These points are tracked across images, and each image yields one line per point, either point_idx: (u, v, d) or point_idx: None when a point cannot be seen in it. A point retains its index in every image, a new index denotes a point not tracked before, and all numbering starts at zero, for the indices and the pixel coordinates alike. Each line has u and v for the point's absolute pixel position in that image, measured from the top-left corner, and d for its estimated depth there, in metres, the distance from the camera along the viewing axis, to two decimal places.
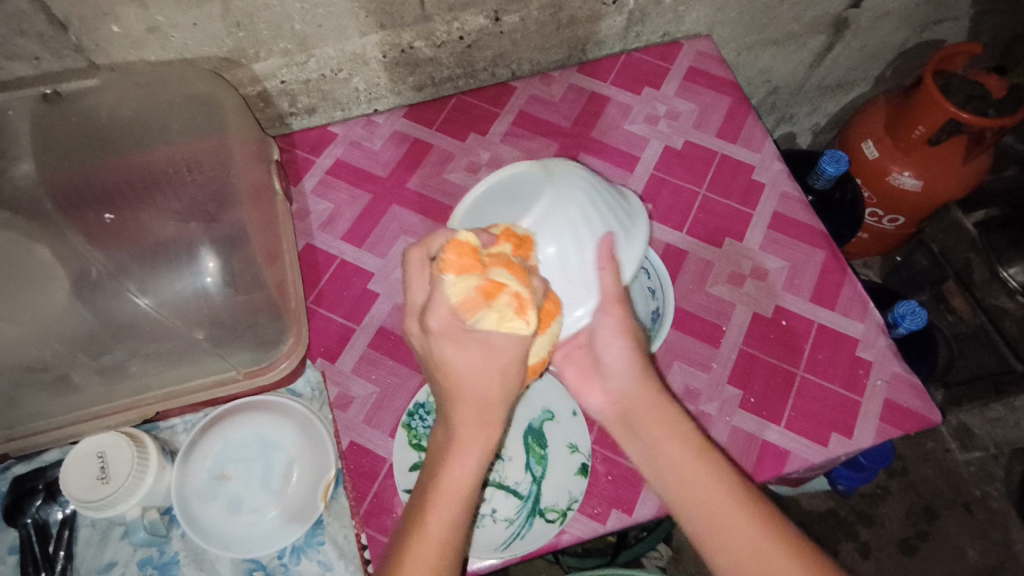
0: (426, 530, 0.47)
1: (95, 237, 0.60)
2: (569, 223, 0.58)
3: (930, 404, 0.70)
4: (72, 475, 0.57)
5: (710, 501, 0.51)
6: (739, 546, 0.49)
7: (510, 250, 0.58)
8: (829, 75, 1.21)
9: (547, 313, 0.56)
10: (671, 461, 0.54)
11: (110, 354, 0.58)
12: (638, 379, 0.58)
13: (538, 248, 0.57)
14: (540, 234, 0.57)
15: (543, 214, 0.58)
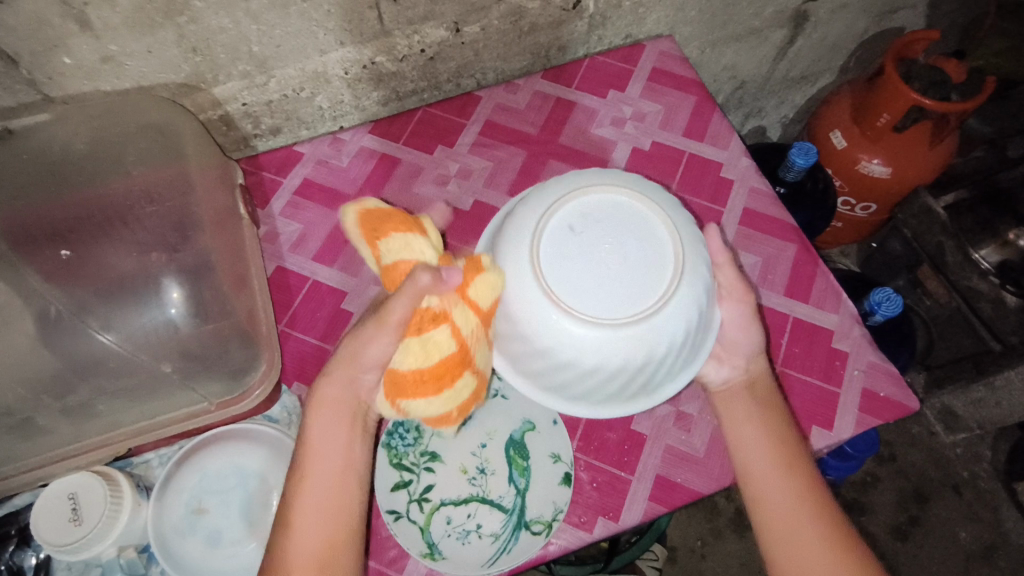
0: (304, 494, 0.52)
1: (54, 276, 0.60)
2: (684, 314, 0.54)
3: (907, 391, 0.70)
4: (42, 518, 0.56)
5: (788, 491, 0.56)
6: (801, 534, 0.54)
7: (661, 322, 0.53)
8: (794, 68, 1.22)
9: (432, 315, 0.53)
10: (755, 442, 0.59)
11: (73, 394, 0.57)
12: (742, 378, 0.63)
13: (666, 335, 0.54)
14: (689, 294, 0.54)
15: (688, 271, 0.54)
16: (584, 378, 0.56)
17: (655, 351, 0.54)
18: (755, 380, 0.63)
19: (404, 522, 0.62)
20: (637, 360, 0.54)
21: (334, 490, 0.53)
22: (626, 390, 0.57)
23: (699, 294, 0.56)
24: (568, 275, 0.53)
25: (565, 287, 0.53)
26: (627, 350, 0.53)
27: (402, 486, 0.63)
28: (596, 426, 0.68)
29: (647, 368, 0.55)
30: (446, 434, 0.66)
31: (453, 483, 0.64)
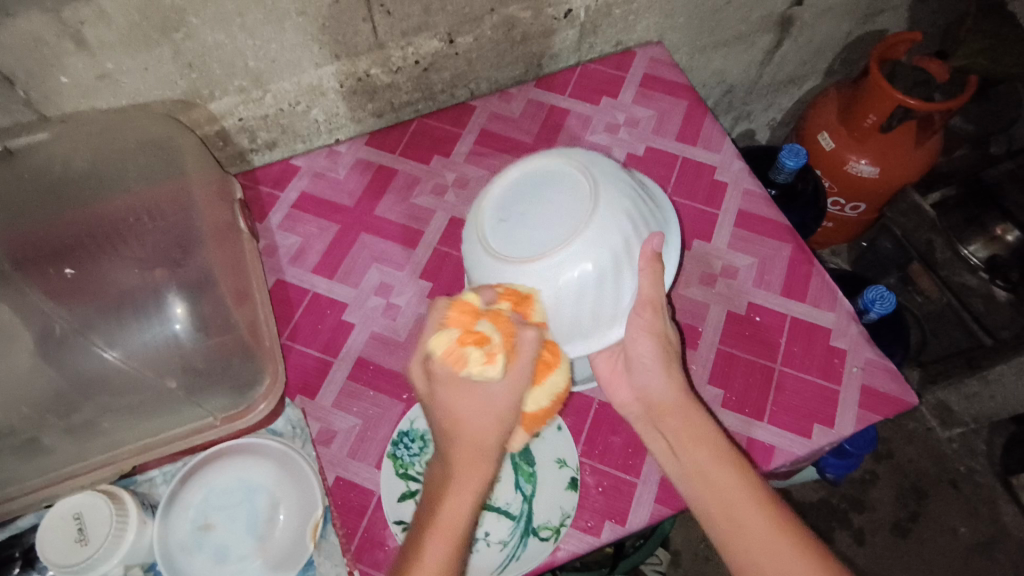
0: (438, 521, 0.49)
1: (55, 294, 0.58)
2: (618, 202, 0.60)
3: (905, 387, 0.71)
4: (48, 538, 0.56)
5: (737, 509, 0.51)
6: (762, 555, 0.49)
7: (599, 236, 0.58)
8: (781, 72, 1.24)
9: (546, 366, 0.56)
10: (694, 458, 0.54)
11: (78, 413, 0.56)
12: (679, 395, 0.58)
13: (615, 224, 0.59)
14: (618, 205, 0.60)
15: (606, 186, 0.60)
16: (588, 304, 0.59)
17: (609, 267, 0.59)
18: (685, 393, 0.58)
19: None
20: (596, 272, 0.58)
21: (459, 527, 0.49)
22: (599, 317, 0.61)
23: (632, 204, 0.61)
24: (512, 242, 0.60)
25: (507, 242, 0.60)
26: (583, 271, 0.58)
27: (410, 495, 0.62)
28: (600, 430, 0.68)
29: (615, 286, 0.60)
30: None
31: None
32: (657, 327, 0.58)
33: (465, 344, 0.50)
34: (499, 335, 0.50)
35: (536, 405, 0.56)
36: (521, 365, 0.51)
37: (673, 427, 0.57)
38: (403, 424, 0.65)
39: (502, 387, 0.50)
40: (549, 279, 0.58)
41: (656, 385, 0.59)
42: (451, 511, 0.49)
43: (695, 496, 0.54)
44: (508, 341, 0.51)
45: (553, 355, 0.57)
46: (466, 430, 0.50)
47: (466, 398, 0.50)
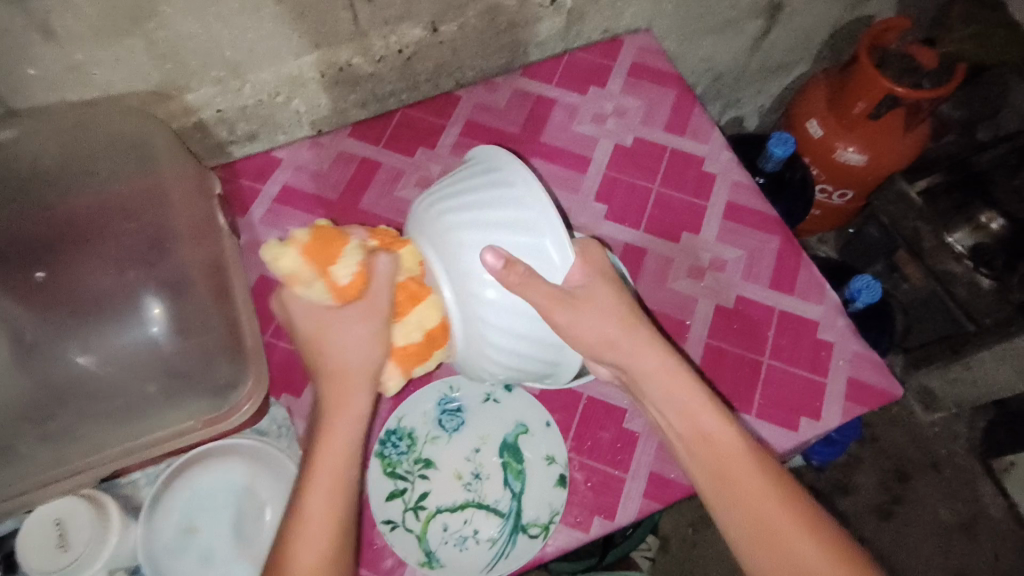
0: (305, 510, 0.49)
1: (27, 299, 0.57)
2: (449, 242, 0.52)
3: (890, 379, 0.72)
4: (28, 544, 0.54)
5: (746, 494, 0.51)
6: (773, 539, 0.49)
7: (460, 290, 0.52)
8: (770, 58, 1.23)
9: (409, 295, 0.53)
10: (727, 463, 0.52)
11: (56, 420, 0.55)
12: (680, 394, 0.54)
13: (462, 273, 0.52)
14: (450, 243, 0.52)
15: (430, 235, 0.54)
16: (520, 345, 0.54)
17: (500, 296, 0.51)
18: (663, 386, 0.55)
19: (401, 530, 0.62)
20: (497, 323, 0.52)
21: (342, 473, 0.50)
22: (541, 346, 0.54)
23: (464, 222, 0.52)
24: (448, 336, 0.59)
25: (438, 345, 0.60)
26: (483, 318, 0.52)
27: (397, 494, 0.63)
28: (589, 425, 0.68)
29: (520, 304, 0.51)
30: (439, 440, 0.66)
31: (449, 489, 0.64)
32: (608, 334, 0.53)
33: (337, 254, 0.51)
34: (351, 269, 0.51)
35: (406, 338, 0.54)
36: (364, 304, 0.52)
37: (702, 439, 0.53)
38: (391, 423, 0.66)
39: (344, 317, 0.51)
40: (468, 340, 0.54)
41: (659, 392, 0.55)
42: (340, 445, 0.51)
43: (738, 526, 0.50)
44: (363, 267, 0.52)
45: (422, 288, 0.53)
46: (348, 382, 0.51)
47: (337, 325, 0.52)
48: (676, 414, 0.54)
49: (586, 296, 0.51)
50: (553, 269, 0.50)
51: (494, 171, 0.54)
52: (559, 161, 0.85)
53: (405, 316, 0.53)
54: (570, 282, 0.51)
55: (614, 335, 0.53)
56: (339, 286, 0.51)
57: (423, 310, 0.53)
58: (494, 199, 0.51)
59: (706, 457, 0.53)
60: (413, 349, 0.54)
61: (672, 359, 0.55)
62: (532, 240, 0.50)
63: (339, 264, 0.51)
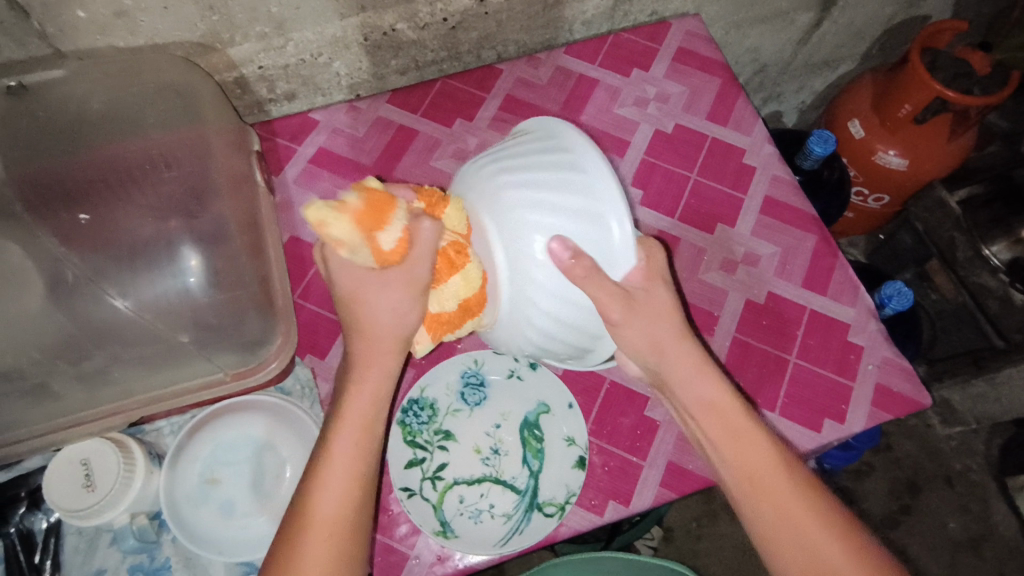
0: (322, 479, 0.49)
1: (70, 240, 0.57)
2: (507, 216, 0.48)
3: (919, 387, 0.70)
4: (55, 481, 0.56)
5: (776, 497, 0.50)
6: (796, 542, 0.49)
7: (515, 269, 0.49)
8: (816, 53, 1.20)
9: (449, 265, 0.49)
10: (753, 462, 0.51)
11: (90, 360, 0.55)
12: (711, 392, 0.54)
13: (519, 250, 0.48)
14: (510, 218, 0.48)
15: (484, 204, 0.50)
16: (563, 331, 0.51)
17: (552, 281, 0.48)
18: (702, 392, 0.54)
19: (417, 498, 0.62)
20: (547, 306, 0.50)
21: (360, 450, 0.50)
22: (581, 334, 0.52)
23: (527, 199, 0.48)
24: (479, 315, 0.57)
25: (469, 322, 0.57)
26: (533, 299, 0.49)
27: (416, 463, 0.64)
28: (610, 411, 0.68)
29: (575, 293, 0.49)
30: (460, 413, 0.66)
31: (467, 462, 0.64)
32: (658, 336, 0.53)
33: (386, 219, 0.47)
34: (395, 237, 0.48)
35: (439, 305, 0.51)
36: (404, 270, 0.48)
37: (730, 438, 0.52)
38: (414, 392, 0.66)
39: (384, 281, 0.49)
40: (507, 316, 0.51)
41: (686, 390, 0.54)
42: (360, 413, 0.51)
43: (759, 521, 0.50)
44: (408, 230, 0.48)
45: (461, 256, 0.49)
46: (367, 327, 0.50)
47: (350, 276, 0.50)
48: (704, 411, 0.53)
49: (644, 300, 0.51)
50: (614, 263, 0.48)
51: (562, 148, 0.50)
52: (598, 142, 0.83)
53: (444, 283, 0.50)
54: (628, 279, 0.50)
55: (661, 338, 0.53)
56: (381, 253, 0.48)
57: (462, 278, 0.49)
58: (557, 186, 0.47)
59: (732, 456, 0.52)
60: (453, 312, 0.52)
61: (702, 356, 0.55)
62: (596, 236, 0.47)
63: (385, 229, 0.47)
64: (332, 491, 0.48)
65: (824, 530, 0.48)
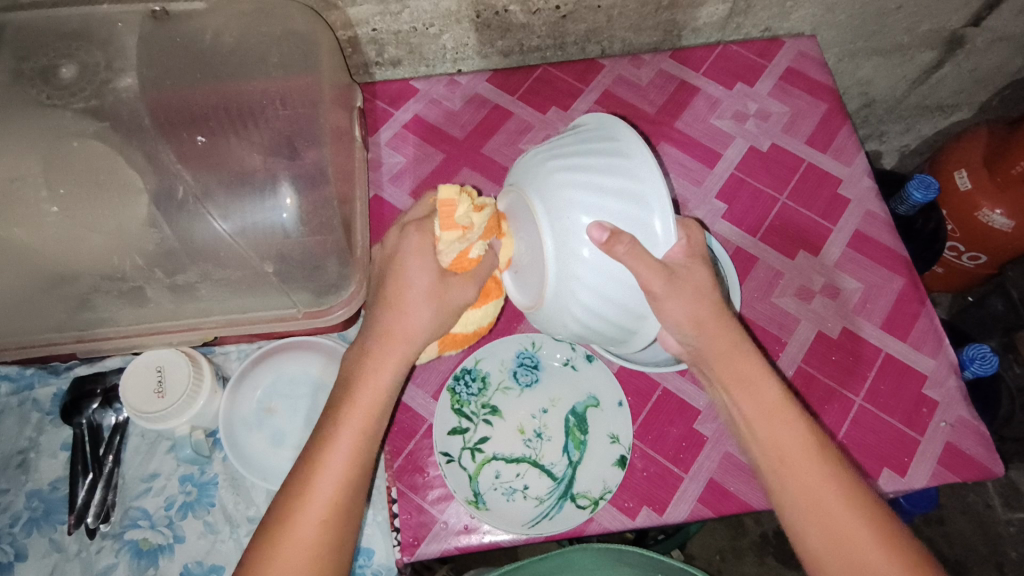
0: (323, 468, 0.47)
1: (186, 159, 0.59)
2: (557, 196, 0.49)
3: (994, 455, 0.66)
4: (130, 383, 0.59)
5: (794, 469, 0.49)
6: (820, 517, 0.48)
7: (561, 248, 0.48)
8: (931, 95, 1.15)
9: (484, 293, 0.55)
10: (782, 442, 0.50)
11: (183, 274, 0.57)
12: (748, 372, 0.52)
13: (567, 225, 0.48)
14: (559, 197, 0.48)
15: (538, 189, 0.50)
16: (607, 311, 0.50)
17: (597, 258, 0.47)
18: (746, 380, 0.52)
19: (455, 465, 0.63)
20: (592, 284, 0.48)
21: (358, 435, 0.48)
22: (623, 313, 0.50)
23: (576, 179, 0.48)
24: (525, 290, 0.54)
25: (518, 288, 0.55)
26: (577, 275, 0.48)
27: (458, 432, 0.64)
28: (658, 417, 0.67)
29: (618, 269, 0.47)
30: (510, 392, 0.67)
31: (509, 440, 0.64)
32: (701, 312, 0.50)
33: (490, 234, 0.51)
34: (485, 251, 0.51)
35: (463, 326, 0.55)
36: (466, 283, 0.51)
37: (751, 409, 0.51)
38: (468, 362, 0.67)
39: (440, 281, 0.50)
40: (556, 293, 0.50)
41: (719, 365, 0.52)
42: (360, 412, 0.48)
43: (787, 493, 0.49)
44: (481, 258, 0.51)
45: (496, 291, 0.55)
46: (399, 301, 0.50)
47: (414, 263, 0.50)
48: (738, 388, 0.52)
49: (689, 273, 0.49)
50: (657, 237, 0.47)
51: (607, 139, 0.50)
52: (688, 150, 0.82)
53: (473, 308, 0.54)
54: (671, 257, 0.47)
55: (706, 319, 0.51)
56: (465, 257, 0.50)
57: (487, 309, 0.55)
58: (598, 170, 0.48)
59: (765, 435, 0.51)
60: (464, 336, 0.56)
61: (746, 344, 0.52)
62: (638, 210, 0.47)
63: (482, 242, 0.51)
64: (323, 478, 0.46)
65: (848, 510, 0.48)
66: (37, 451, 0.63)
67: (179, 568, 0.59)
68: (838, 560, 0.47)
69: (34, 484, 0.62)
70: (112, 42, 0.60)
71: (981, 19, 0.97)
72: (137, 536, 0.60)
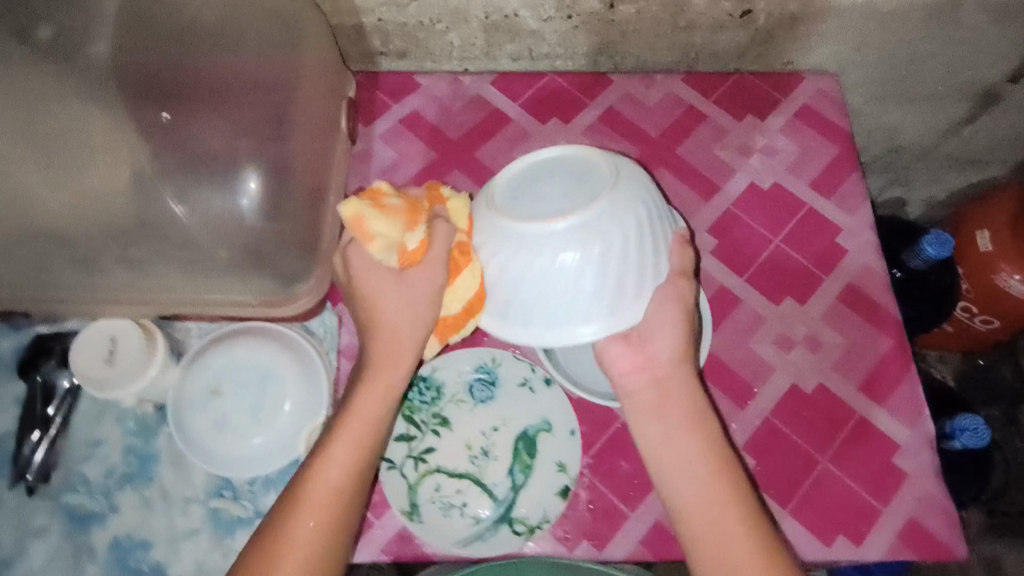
0: (319, 473, 0.49)
1: (150, 133, 0.58)
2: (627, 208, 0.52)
3: (957, 537, 0.63)
4: (82, 348, 0.60)
5: (698, 489, 0.51)
6: (723, 546, 0.49)
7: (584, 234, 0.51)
8: (963, 148, 1.10)
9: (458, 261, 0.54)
10: (681, 457, 0.52)
11: (135, 250, 0.57)
12: (667, 353, 0.54)
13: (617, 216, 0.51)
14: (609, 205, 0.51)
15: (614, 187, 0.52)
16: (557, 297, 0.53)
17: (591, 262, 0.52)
18: (667, 388, 0.54)
19: (396, 472, 0.62)
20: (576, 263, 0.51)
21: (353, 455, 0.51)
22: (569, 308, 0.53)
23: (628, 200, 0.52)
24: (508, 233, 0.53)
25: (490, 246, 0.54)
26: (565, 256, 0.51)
27: (405, 438, 0.63)
28: (613, 450, 0.65)
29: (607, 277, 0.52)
30: (463, 405, 0.65)
31: (455, 454, 0.63)
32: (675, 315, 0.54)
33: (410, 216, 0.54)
34: (388, 224, 0.53)
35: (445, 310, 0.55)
36: (423, 270, 0.53)
37: (659, 427, 0.53)
38: (425, 369, 0.66)
39: (408, 282, 0.53)
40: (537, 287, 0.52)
41: (659, 337, 0.54)
42: (365, 426, 0.51)
43: (685, 519, 0.50)
44: (424, 230, 0.53)
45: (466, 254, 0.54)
46: (383, 309, 0.53)
47: (374, 281, 0.53)
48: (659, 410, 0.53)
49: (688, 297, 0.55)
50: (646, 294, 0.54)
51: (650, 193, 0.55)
52: (687, 179, 0.80)
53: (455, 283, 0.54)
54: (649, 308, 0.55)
55: (670, 323, 0.54)
56: (405, 248, 0.53)
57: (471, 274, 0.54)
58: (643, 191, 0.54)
59: (671, 457, 0.52)
60: (453, 319, 0.56)
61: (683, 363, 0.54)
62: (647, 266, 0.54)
63: (390, 222, 0.53)
64: (329, 484, 0.49)
65: (729, 513, 0.50)
66: None
67: (109, 538, 0.59)
68: (697, 525, 0.50)
69: None
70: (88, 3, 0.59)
71: (1019, 76, 0.92)
72: (73, 501, 0.60)
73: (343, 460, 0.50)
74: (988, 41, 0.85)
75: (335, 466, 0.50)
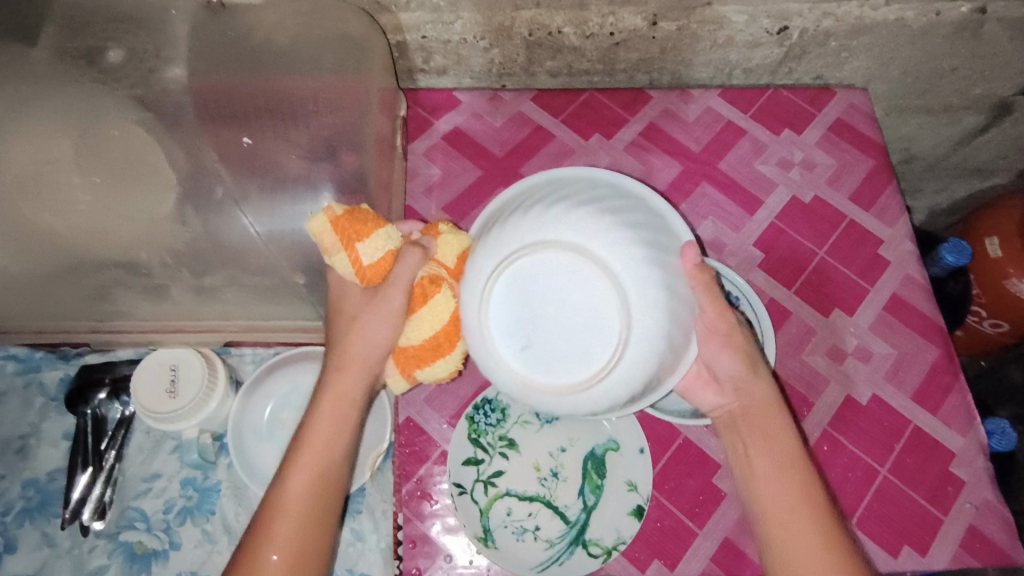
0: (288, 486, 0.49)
1: (228, 158, 0.60)
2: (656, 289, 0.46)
3: (1017, 544, 0.64)
4: (141, 379, 0.57)
5: (791, 523, 0.50)
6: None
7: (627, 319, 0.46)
8: (973, 158, 1.13)
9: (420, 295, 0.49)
10: (780, 499, 0.51)
11: (210, 275, 0.60)
12: (756, 390, 0.55)
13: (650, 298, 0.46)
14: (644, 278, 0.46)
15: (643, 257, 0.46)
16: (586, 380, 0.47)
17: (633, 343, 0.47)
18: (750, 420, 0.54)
19: (467, 498, 0.61)
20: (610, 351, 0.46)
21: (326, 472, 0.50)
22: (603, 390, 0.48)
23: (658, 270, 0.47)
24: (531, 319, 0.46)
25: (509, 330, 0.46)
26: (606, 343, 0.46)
27: (472, 462, 0.63)
28: (677, 467, 0.65)
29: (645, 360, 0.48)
30: (529, 426, 0.64)
31: (524, 476, 0.62)
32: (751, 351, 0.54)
33: (368, 233, 0.50)
34: (377, 250, 0.50)
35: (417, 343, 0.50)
36: (386, 287, 0.48)
37: (755, 464, 0.53)
38: (489, 391, 0.65)
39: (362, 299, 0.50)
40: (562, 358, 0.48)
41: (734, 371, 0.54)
42: (324, 446, 0.50)
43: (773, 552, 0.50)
44: (389, 255, 0.50)
45: (433, 287, 0.49)
46: (353, 334, 0.50)
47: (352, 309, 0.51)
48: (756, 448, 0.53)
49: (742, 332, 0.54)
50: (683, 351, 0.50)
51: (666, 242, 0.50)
52: (730, 194, 0.80)
53: (417, 311, 0.49)
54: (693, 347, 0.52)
55: (746, 357, 0.54)
56: (361, 265, 0.50)
57: (443, 303, 0.49)
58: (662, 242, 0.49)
59: (762, 490, 0.51)
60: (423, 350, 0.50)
61: (772, 398, 0.55)
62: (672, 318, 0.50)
63: (368, 241, 0.50)
64: (289, 510, 0.48)
65: (823, 551, 0.48)
66: (38, 437, 0.61)
67: None
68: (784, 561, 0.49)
69: (31, 472, 0.60)
70: (164, 29, 0.63)
71: None
72: (132, 538, 0.58)
73: (303, 484, 0.49)
74: (1008, 56, 0.88)
75: (299, 484, 0.49)
